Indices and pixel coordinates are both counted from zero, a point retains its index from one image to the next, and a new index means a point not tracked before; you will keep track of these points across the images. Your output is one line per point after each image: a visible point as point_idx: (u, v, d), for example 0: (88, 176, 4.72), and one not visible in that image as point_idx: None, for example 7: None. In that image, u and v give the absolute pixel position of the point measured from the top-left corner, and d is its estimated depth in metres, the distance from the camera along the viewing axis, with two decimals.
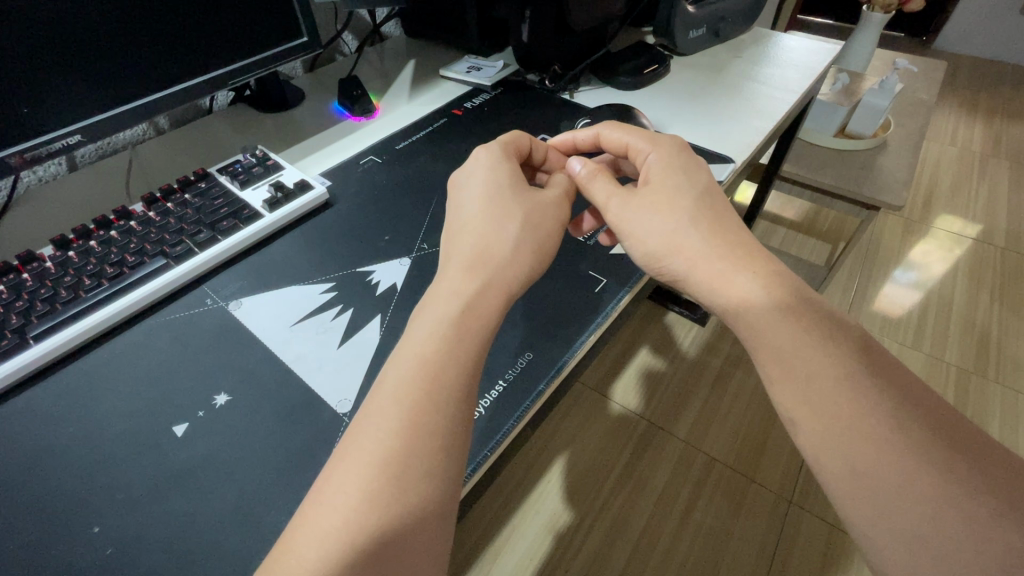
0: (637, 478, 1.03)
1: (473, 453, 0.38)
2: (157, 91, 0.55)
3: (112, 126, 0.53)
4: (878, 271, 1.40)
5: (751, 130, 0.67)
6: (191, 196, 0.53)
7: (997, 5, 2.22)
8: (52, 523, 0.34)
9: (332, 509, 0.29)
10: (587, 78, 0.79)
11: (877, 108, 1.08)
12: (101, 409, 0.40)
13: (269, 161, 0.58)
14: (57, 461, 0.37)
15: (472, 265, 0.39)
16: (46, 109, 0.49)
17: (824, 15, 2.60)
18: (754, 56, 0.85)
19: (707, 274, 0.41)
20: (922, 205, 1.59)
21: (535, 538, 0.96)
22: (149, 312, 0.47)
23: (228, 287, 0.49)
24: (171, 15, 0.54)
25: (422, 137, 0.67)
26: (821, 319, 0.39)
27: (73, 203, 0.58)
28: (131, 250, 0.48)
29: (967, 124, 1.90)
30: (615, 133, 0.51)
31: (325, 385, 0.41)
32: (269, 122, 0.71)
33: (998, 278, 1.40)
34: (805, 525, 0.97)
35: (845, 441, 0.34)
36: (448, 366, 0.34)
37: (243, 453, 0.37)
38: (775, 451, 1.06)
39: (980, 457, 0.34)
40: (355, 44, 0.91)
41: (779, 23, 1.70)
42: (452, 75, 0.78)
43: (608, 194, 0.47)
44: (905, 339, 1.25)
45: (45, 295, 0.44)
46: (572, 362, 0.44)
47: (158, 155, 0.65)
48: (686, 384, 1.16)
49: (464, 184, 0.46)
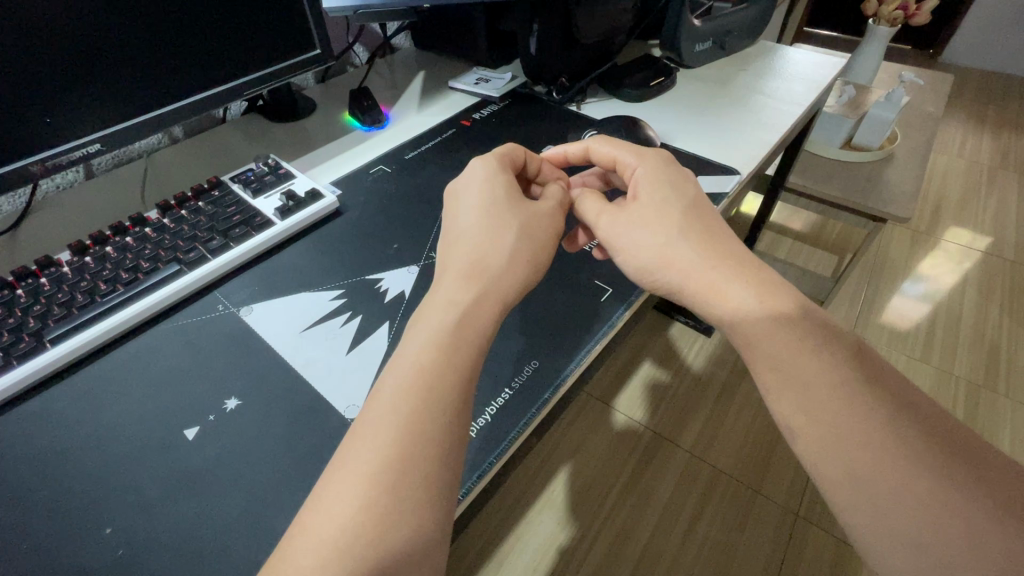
0: (640, 491, 1.02)
1: (477, 461, 0.38)
2: (177, 102, 0.57)
3: (130, 136, 0.54)
4: (887, 284, 1.40)
5: (757, 142, 0.68)
6: (204, 204, 0.54)
7: (1004, 18, 2.24)
8: (64, 524, 0.35)
9: (329, 515, 0.30)
10: (594, 90, 0.80)
11: (884, 120, 1.09)
12: (114, 412, 0.41)
13: (281, 170, 0.59)
14: (69, 464, 0.38)
15: (468, 274, 0.40)
16: (70, 120, 0.51)
17: (831, 27, 2.62)
18: (760, 68, 0.85)
19: (701, 286, 0.41)
20: (931, 216, 1.59)
21: (538, 549, 0.95)
22: (161, 317, 0.47)
23: (238, 294, 0.50)
24: (191, 29, 0.55)
25: (430, 147, 0.68)
26: (821, 331, 0.39)
27: (88, 210, 0.59)
28: (146, 257, 0.49)
29: (976, 136, 1.90)
30: (604, 148, 0.51)
31: (334, 391, 0.42)
32: (280, 131, 0.72)
33: (1008, 292, 1.39)
34: (812, 540, 0.96)
35: (845, 452, 0.34)
36: (443, 375, 0.35)
37: (253, 457, 0.38)
38: (782, 463, 1.05)
39: (981, 466, 0.34)
40: (365, 55, 0.92)
41: (785, 37, 1.71)
42: (461, 86, 0.79)
43: (598, 212, 0.47)
44: (914, 351, 1.24)
45: (62, 299, 0.45)
46: (576, 371, 0.44)
47: (173, 163, 0.66)
48: (691, 395, 1.16)
49: (460, 194, 0.47)
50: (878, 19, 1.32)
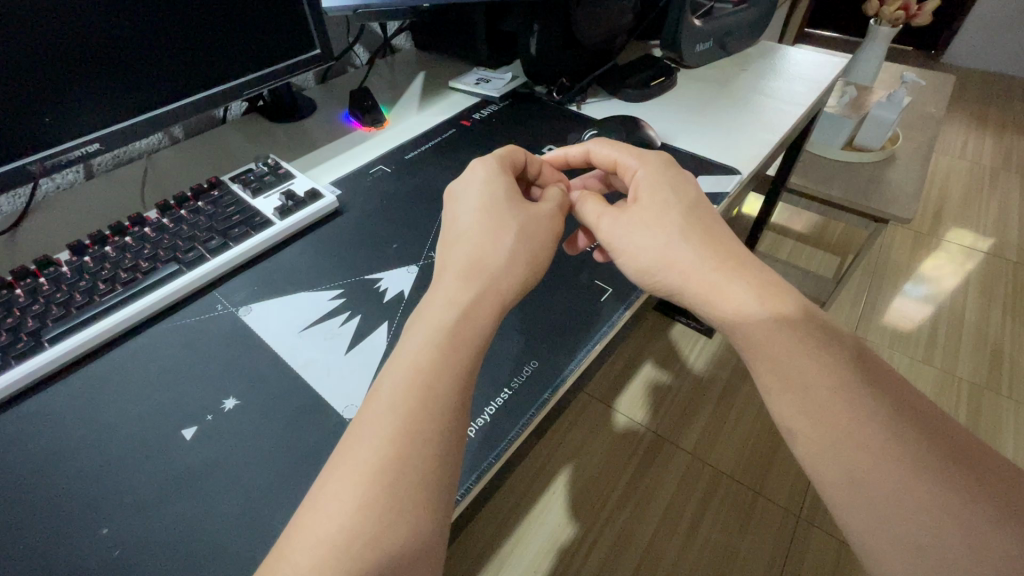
0: (642, 492, 1.02)
1: (476, 461, 0.38)
2: (175, 101, 0.57)
3: (128, 135, 0.54)
4: (889, 285, 1.39)
5: (757, 141, 0.68)
6: (204, 204, 0.54)
7: (1006, 18, 2.23)
8: (61, 524, 0.35)
9: (327, 516, 0.29)
10: (594, 90, 0.80)
11: (885, 121, 1.08)
12: (112, 411, 0.41)
13: (281, 170, 0.59)
14: (67, 464, 0.38)
15: (467, 274, 0.40)
16: (68, 119, 0.51)
17: (832, 28, 2.62)
18: (761, 68, 0.85)
19: (701, 287, 0.41)
20: (933, 217, 1.58)
21: (538, 550, 0.95)
22: (160, 317, 0.47)
23: (237, 294, 0.49)
24: (190, 28, 0.55)
25: (430, 147, 0.68)
26: (822, 332, 0.39)
27: (88, 210, 0.59)
28: (145, 256, 0.49)
29: (978, 137, 1.90)
30: (604, 150, 0.51)
31: (332, 391, 0.42)
32: (280, 131, 0.72)
33: (1010, 293, 1.38)
34: (814, 541, 0.95)
35: (847, 453, 0.34)
36: (443, 374, 0.34)
37: (251, 457, 0.38)
38: (784, 464, 1.05)
39: (982, 468, 0.33)
40: (366, 56, 0.92)
41: (786, 38, 1.71)
42: (461, 87, 0.79)
43: (599, 213, 0.47)
44: (916, 353, 1.24)
45: (61, 298, 0.45)
46: (575, 371, 0.44)
47: (172, 163, 0.66)
48: (693, 396, 1.16)
49: (460, 195, 0.46)
50: (878, 20, 1.31)
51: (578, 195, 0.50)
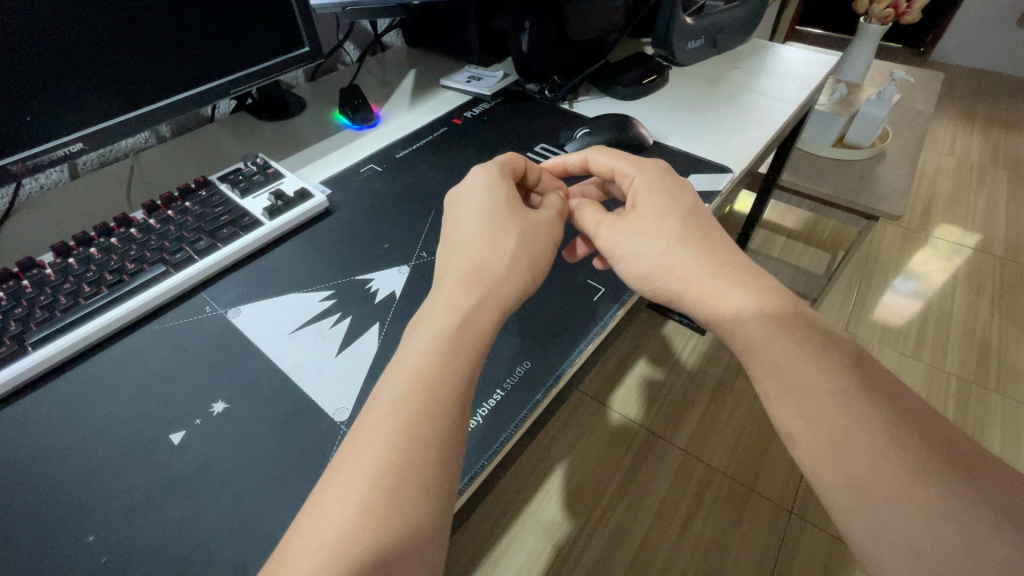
0: (636, 488, 1.02)
1: (471, 462, 0.38)
2: (156, 101, 0.56)
3: (111, 136, 0.53)
4: (878, 280, 1.40)
5: (749, 139, 0.68)
6: (192, 204, 0.53)
7: (995, 16, 2.25)
8: (47, 532, 0.34)
9: (328, 521, 0.29)
10: (586, 88, 0.80)
11: (875, 119, 1.09)
12: (100, 416, 0.40)
13: (270, 170, 0.58)
14: (53, 470, 0.37)
15: (467, 280, 0.40)
16: (48, 118, 0.50)
17: (823, 27, 2.63)
18: (753, 66, 0.85)
19: (700, 290, 0.41)
20: (921, 213, 1.60)
21: (534, 547, 0.95)
22: (146, 320, 0.46)
23: (226, 295, 0.49)
24: (174, 26, 0.55)
25: (422, 145, 0.68)
26: (818, 333, 0.39)
27: (73, 210, 0.58)
28: (131, 258, 0.48)
29: (966, 134, 1.92)
30: (603, 158, 0.51)
31: (323, 394, 0.41)
32: (270, 130, 0.71)
33: (998, 288, 1.40)
34: (806, 535, 0.96)
35: (843, 452, 0.34)
36: (444, 380, 0.34)
37: (241, 460, 0.37)
38: (776, 460, 1.05)
39: (976, 467, 0.34)
40: (356, 54, 0.92)
41: (778, 35, 1.72)
42: (452, 84, 0.78)
43: (598, 221, 0.47)
44: (905, 348, 1.25)
45: (44, 301, 0.44)
46: (569, 371, 0.44)
47: (160, 162, 0.65)
48: (686, 392, 1.16)
49: (459, 202, 0.46)
50: (868, 18, 1.30)
51: (577, 203, 0.50)
